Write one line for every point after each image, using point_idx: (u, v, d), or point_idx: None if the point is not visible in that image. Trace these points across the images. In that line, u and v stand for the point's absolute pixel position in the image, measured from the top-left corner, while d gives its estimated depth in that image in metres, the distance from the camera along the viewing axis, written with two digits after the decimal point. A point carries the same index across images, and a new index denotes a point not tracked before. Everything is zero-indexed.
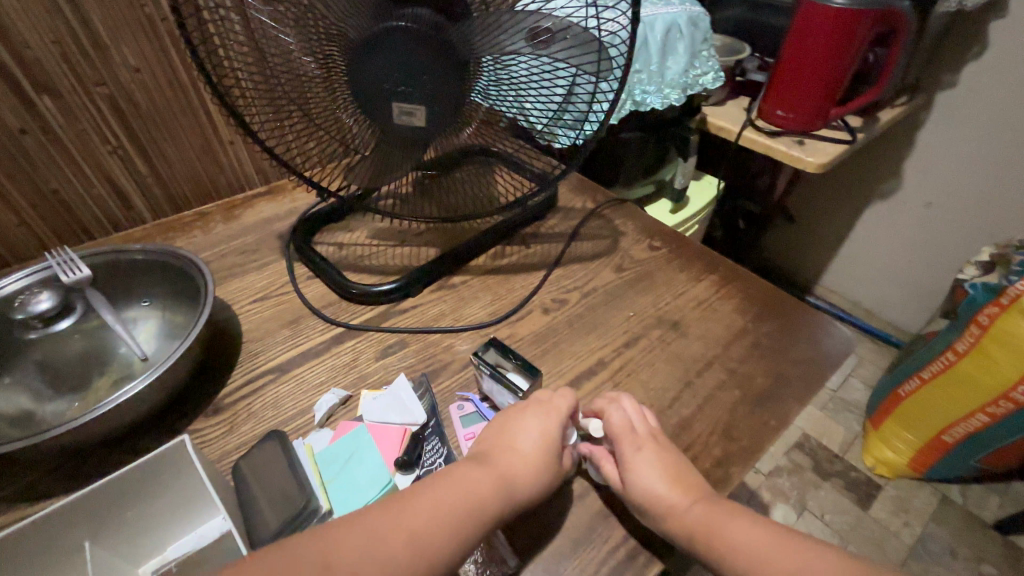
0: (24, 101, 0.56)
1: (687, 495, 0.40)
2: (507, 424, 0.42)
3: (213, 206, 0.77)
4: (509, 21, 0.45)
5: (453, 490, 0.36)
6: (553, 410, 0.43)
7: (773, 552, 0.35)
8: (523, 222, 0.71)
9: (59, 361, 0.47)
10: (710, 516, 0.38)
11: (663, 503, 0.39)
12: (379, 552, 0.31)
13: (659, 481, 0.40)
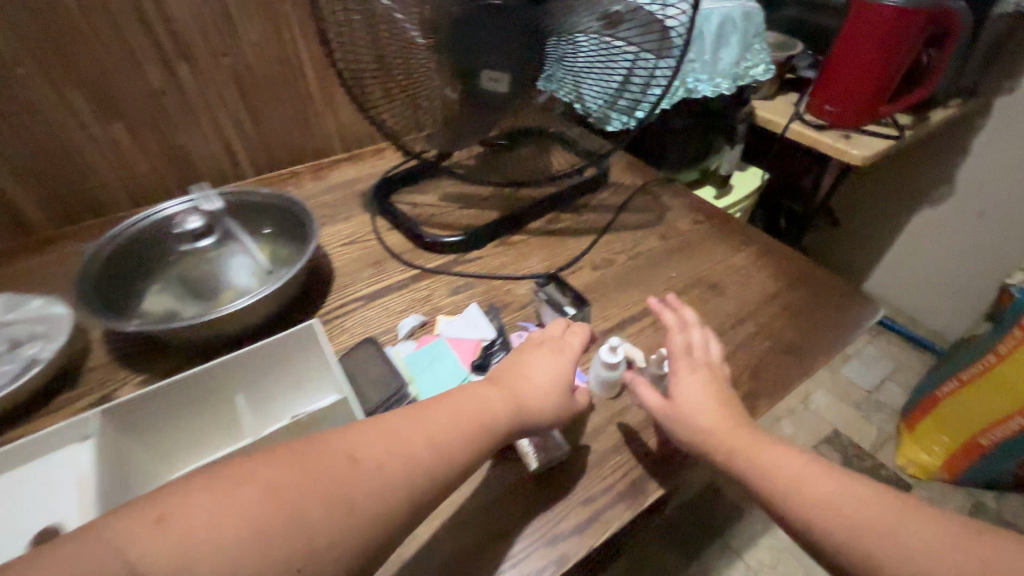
0: (167, 64, 0.68)
1: (728, 421, 0.43)
2: (527, 359, 0.44)
3: (303, 167, 0.87)
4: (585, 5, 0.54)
5: (471, 407, 0.38)
6: (564, 344, 0.46)
7: (804, 478, 0.38)
8: (578, 193, 0.77)
9: (193, 274, 0.57)
10: (747, 441, 0.41)
11: (705, 423, 0.43)
12: (397, 451, 0.33)
13: (704, 400, 0.44)
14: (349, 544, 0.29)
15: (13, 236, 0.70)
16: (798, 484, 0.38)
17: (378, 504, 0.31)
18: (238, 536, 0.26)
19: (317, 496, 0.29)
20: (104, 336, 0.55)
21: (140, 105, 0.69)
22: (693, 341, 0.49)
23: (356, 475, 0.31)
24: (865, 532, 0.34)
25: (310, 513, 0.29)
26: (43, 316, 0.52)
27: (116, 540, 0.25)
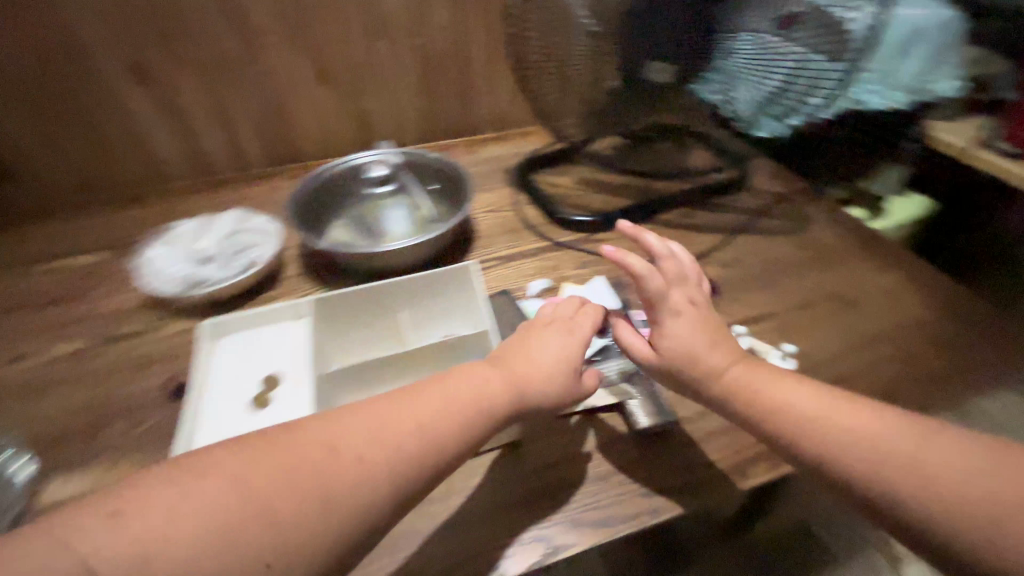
0: (370, 39, 0.82)
1: (748, 368, 0.43)
2: (529, 342, 0.44)
3: (457, 141, 0.98)
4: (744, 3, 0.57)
5: (462, 393, 0.39)
6: (574, 326, 0.45)
7: (839, 417, 0.39)
8: (715, 192, 0.78)
9: (370, 214, 0.69)
10: (769, 387, 0.42)
11: (725, 372, 0.43)
12: (378, 446, 0.35)
13: (693, 339, 0.44)
14: (323, 537, 0.32)
15: (238, 167, 0.89)
16: (837, 427, 0.38)
17: (359, 495, 0.33)
18: (198, 554, 0.29)
19: (301, 496, 0.32)
20: (298, 251, 0.68)
21: (346, 73, 0.84)
22: (664, 271, 0.48)
23: (332, 467, 0.34)
24: (916, 472, 0.36)
25: (282, 517, 0.31)
26: (265, 230, 0.66)
27: (74, 535, 0.28)
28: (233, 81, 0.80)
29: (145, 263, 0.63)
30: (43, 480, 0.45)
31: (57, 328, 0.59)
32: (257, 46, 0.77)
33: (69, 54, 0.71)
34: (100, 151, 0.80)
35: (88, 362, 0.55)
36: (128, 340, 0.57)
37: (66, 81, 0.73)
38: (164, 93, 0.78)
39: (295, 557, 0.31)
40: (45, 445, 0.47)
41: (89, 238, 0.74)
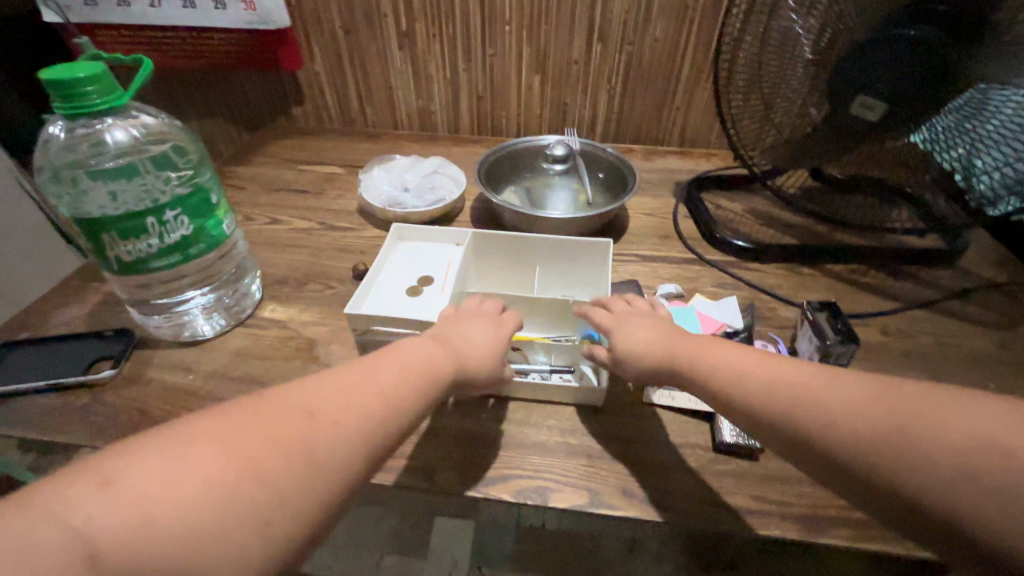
0: (588, 40, 0.91)
1: (734, 349, 0.42)
2: (462, 326, 0.43)
3: (639, 147, 1.03)
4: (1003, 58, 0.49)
5: (413, 349, 0.40)
6: (501, 322, 0.45)
7: (820, 389, 0.36)
8: (907, 257, 0.69)
9: (538, 186, 0.78)
10: (747, 365, 0.40)
11: (712, 356, 0.42)
12: (348, 402, 0.34)
13: (650, 337, 0.45)
14: (321, 490, 0.30)
15: (450, 130, 1.07)
16: (817, 396, 0.35)
17: (341, 454, 0.32)
18: (200, 508, 0.26)
19: (287, 459, 0.30)
20: (473, 203, 0.80)
21: (559, 67, 0.95)
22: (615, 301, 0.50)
23: (312, 431, 0.32)
24: (910, 440, 0.31)
25: (285, 485, 0.29)
26: (455, 179, 0.80)
27: (57, 512, 0.24)
28: (468, 58, 0.96)
29: (366, 178, 0.80)
30: (264, 301, 0.62)
31: (299, 209, 0.80)
32: (494, 33, 0.92)
33: (366, 18, 0.94)
34: (362, 95, 1.05)
35: (311, 237, 0.74)
36: (339, 231, 0.75)
37: (358, 39, 0.97)
38: (417, 60, 0.98)
39: (313, 507, 0.30)
40: (271, 279, 0.65)
41: (335, 156, 0.97)
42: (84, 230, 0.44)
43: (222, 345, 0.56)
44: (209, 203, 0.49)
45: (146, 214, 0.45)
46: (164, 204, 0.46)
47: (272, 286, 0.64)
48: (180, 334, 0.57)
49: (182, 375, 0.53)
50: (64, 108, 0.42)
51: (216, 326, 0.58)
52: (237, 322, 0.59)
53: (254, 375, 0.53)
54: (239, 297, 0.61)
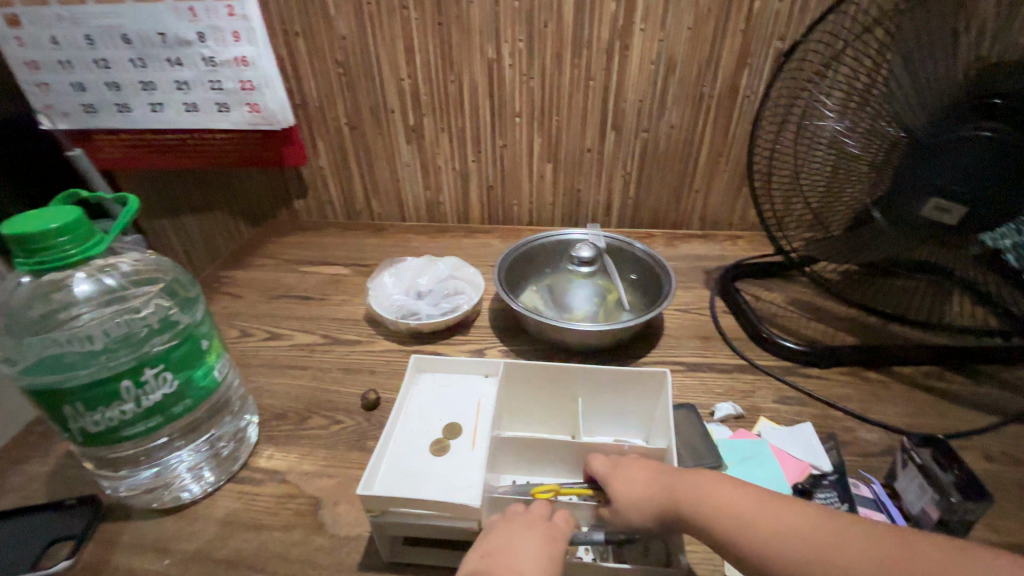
0: (602, 128, 0.88)
1: (733, 492, 0.37)
2: (512, 542, 0.37)
3: (658, 231, 0.98)
4: None
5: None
6: (554, 529, 0.39)
7: (842, 547, 0.33)
8: (985, 356, 0.62)
9: (563, 288, 0.71)
10: (756, 516, 0.36)
11: (717, 503, 0.37)
12: None
13: (655, 481, 0.40)
14: None
15: (459, 220, 1.03)
16: (839, 557, 0.32)
17: None
18: None
19: None
20: (491, 306, 0.73)
21: (572, 155, 0.92)
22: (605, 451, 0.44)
23: None
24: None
25: None
26: (473, 282, 0.73)
27: None
28: (478, 149, 0.93)
29: (375, 286, 0.73)
30: (260, 445, 0.53)
31: (301, 320, 0.73)
32: (505, 125, 0.90)
33: (373, 114, 0.92)
34: (367, 187, 1.01)
35: (314, 355, 0.66)
36: (344, 346, 0.67)
37: (364, 134, 0.94)
38: (425, 152, 0.95)
39: None
40: (269, 415, 0.57)
41: (340, 253, 0.92)
42: (41, 402, 0.37)
43: (207, 510, 0.47)
44: (200, 350, 0.43)
45: (121, 376, 0.38)
46: (144, 362, 0.39)
47: (269, 423, 0.56)
48: (155, 501, 0.47)
49: (155, 560, 0.43)
50: (30, 264, 0.36)
51: (201, 485, 0.49)
52: (228, 477, 0.50)
53: (242, 554, 0.44)
54: (235, 442, 0.53)
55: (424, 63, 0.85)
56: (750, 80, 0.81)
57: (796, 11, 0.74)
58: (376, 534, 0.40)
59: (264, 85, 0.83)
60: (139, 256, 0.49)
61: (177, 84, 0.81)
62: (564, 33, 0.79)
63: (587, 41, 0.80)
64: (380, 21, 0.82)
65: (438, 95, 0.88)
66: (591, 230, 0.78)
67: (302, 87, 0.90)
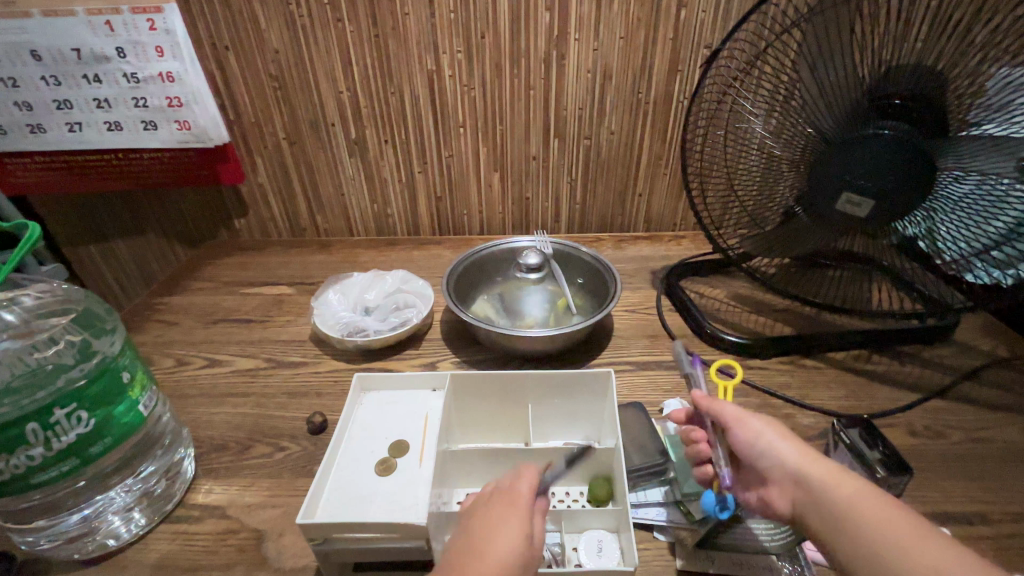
0: (546, 137, 0.90)
1: (887, 507, 0.37)
2: (488, 522, 0.39)
3: (606, 235, 1.00)
4: (959, 143, 0.48)
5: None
6: (511, 499, 0.41)
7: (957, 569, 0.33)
8: (906, 338, 0.66)
9: (514, 294, 0.72)
10: (901, 532, 0.35)
11: (852, 499, 0.38)
12: None
13: (797, 455, 0.41)
14: None
15: (409, 232, 1.02)
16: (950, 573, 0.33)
17: None
18: None
19: None
20: (442, 318, 0.72)
21: (518, 164, 0.93)
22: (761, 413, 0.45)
23: None
24: None
25: None
26: (421, 294, 0.72)
27: None
28: (423, 161, 0.93)
29: (319, 305, 0.71)
30: (197, 479, 0.51)
31: (242, 345, 0.70)
32: (449, 136, 0.90)
33: (313, 129, 0.90)
34: (311, 203, 0.98)
35: (258, 380, 0.63)
36: (289, 368, 0.65)
37: (305, 149, 0.92)
38: (370, 166, 0.93)
39: None
40: (207, 447, 0.54)
41: (285, 272, 0.89)
42: None
43: (139, 556, 0.44)
44: (119, 383, 0.40)
45: (24, 420, 0.35)
46: (52, 402, 0.36)
47: (207, 456, 0.53)
48: (80, 550, 0.44)
49: None
50: None
51: (132, 527, 0.46)
52: (161, 517, 0.47)
53: None
54: (168, 479, 0.50)
55: (363, 76, 0.84)
56: (682, 85, 0.84)
57: (719, 21, 0.78)
58: (325, 564, 0.39)
59: (192, 101, 0.80)
60: (46, 287, 0.46)
61: (97, 102, 0.77)
62: (502, 44, 0.80)
63: (525, 52, 0.81)
64: (314, 34, 0.80)
65: (380, 107, 0.87)
66: (539, 235, 0.79)
67: (235, 102, 0.87)
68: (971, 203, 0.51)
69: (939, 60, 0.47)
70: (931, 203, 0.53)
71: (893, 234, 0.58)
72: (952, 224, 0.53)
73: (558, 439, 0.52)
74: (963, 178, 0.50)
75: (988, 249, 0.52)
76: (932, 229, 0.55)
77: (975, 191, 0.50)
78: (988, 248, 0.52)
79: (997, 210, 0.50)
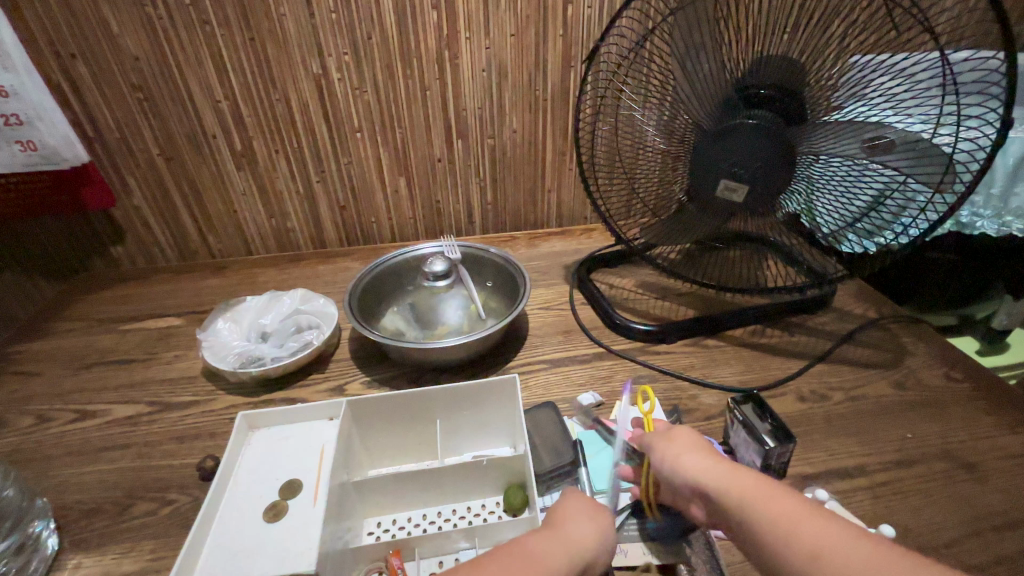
0: (448, 138, 0.88)
1: (774, 496, 0.35)
2: (562, 502, 0.40)
3: (521, 233, 1.00)
4: (824, 128, 0.52)
5: (554, 549, 0.35)
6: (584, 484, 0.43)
7: (843, 555, 0.31)
8: (793, 309, 0.71)
9: (423, 304, 0.69)
10: (793, 527, 0.33)
11: (745, 497, 0.36)
12: None
13: (693, 463, 0.40)
14: None
15: (315, 246, 0.96)
16: (839, 561, 0.31)
17: None
18: None
19: None
20: (350, 336, 0.69)
21: (424, 168, 0.90)
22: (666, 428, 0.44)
23: None
24: None
25: None
26: (324, 313, 0.68)
27: None
28: (321, 170, 0.87)
29: (208, 336, 0.64)
30: (64, 555, 0.44)
31: (120, 391, 0.62)
32: (346, 142, 0.85)
33: (191, 142, 0.82)
34: (200, 223, 0.90)
35: (139, 428, 0.57)
36: (178, 410, 0.59)
37: (184, 165, 0.83)
38: (262, 179, 0.87)
39: None
40: (76, 514, 0.48)
41: (172, 302, 0.80)
42: None
43: None
44: None
45: None
46: None
47: (77, 524, 0.47)
48: None
49: None
50: None
51: None
52: None
53: None
54: (20, 557, 0.43)
55: (241, 82, 0.77)
56: (577, 80, 0.85)
57: (605, 16, 0.80)
58: None
59: (36, 118, 0.72)
60: None
61: None
62: (390, 44, 0.77)
63: (416, 51, 0.78)
64: (178, 38, 0.73)
65: (265, 116, 0.81)
66: (445, 241, 0.77)
67: (92, 116, 0.77)
68: (839, 180, 0.55)
69: (800, 53, 0.51)
70: (807, 182, 0.57)
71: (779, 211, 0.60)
72: (827, 200, 0.57)
73: (469, 452, 0.52)
74: (823, 161, 0.55)
75: (857, 220, 0.57)
76: (810, 206, 0.59)
77: (843, 169, 0.55)
78: (853, 221, 0.57)
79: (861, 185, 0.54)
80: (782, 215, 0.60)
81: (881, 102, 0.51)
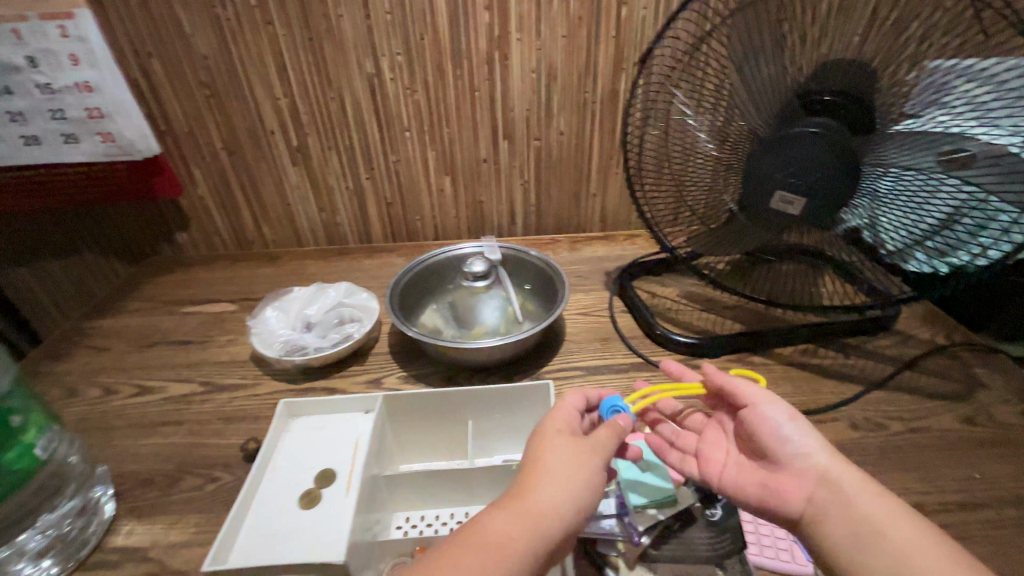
0: (494, 139, 0.88)
1: (912, 528, 0.38)
2: (541, 453, 0.40)
3: (563, 236, 0.99)
4: (894, 137, 0.49)
5: (512, 526, 0.36)
6: (565, 421, 0.43)
7: None
8: (849, 330, 0.67)
9: (462, 303, 0.70)
10: (926, 555, 0.36)
11: (882, 515, 0.38)
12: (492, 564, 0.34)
13: (827, 458, 0.41)
14: None
15: (361, 241, 0.99)
16: None
17: None
18: None
19: None
20: (389, 331, 0.70)
21: (470, 168, 0.91)
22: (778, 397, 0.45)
23: None
24: None
25: None
26: (365, 307, 0.70)
27: None
28: (370, 167, 0.90)
29: (257, 323, 0.67)
30: (119, 519, 0.48)
31: (176, 370, 0.66)
32: (396, 141, 0.87)
33: (252, 137, 0.86)
34: (256, 214, 0.94)
35: (191, 407, 0.60)
36: (227, 392, 0.62)
37: (245, 159, 0.88)
38: (315, 174, 0.90)
39: None
40: (132, 483, 0.51)
41: (227, 289, 0.85)
42: None
43: None
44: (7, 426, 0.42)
45: None
46: None
47: (131, 492, 0.50)
48: None
49: None
50: None
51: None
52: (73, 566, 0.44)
53: None
54: (83, 518, 0.47)
55: (299, 79, 0.80)
56: (628, 82, 0.84)
57: (660, 16, 0.78)
58: None
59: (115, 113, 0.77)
60: None
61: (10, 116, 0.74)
62: (442, 45, 0.78)
63: (467, 52, 0.79)
64: (244, 38, 0.77)
65: (320, 113, 0.84)
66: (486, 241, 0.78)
67: (164, 111, 0.82)
68: (908, 193, 0.51)
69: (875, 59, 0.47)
70: (870, 195, 0.53)
71: (840, 225, 0.56)
72: (893, 215, 0.53)
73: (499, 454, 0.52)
74: (889, 174, 0.51)
75: (927, 237, 0.52)
76: (873, 220, 0.55)
77: (913, 182, 0.51)
78: (922, 240, 0.53)
79: (934, 200, 0.50)
80: (841, 229, 0.56)
81: (965, 111, 0.47)
